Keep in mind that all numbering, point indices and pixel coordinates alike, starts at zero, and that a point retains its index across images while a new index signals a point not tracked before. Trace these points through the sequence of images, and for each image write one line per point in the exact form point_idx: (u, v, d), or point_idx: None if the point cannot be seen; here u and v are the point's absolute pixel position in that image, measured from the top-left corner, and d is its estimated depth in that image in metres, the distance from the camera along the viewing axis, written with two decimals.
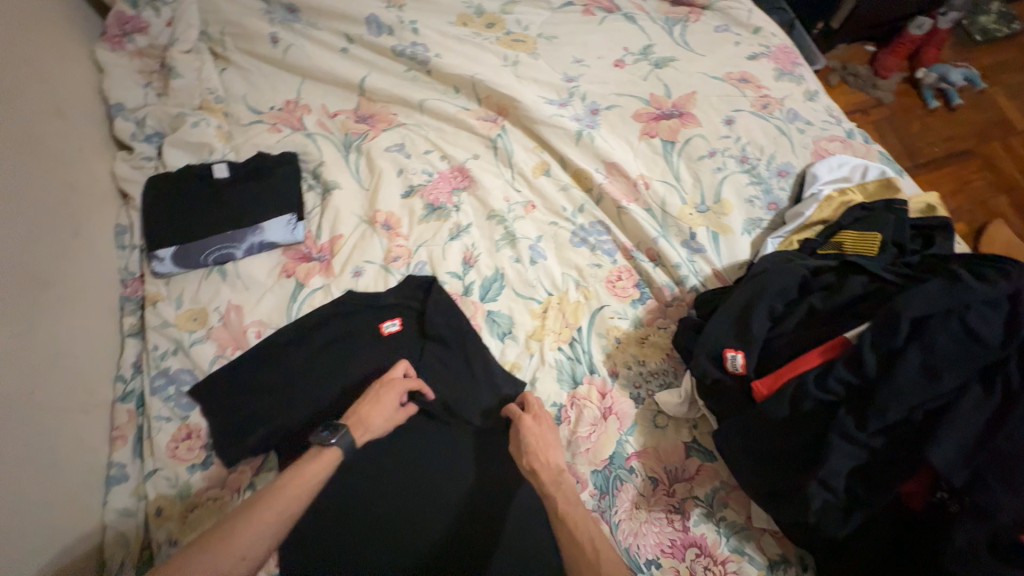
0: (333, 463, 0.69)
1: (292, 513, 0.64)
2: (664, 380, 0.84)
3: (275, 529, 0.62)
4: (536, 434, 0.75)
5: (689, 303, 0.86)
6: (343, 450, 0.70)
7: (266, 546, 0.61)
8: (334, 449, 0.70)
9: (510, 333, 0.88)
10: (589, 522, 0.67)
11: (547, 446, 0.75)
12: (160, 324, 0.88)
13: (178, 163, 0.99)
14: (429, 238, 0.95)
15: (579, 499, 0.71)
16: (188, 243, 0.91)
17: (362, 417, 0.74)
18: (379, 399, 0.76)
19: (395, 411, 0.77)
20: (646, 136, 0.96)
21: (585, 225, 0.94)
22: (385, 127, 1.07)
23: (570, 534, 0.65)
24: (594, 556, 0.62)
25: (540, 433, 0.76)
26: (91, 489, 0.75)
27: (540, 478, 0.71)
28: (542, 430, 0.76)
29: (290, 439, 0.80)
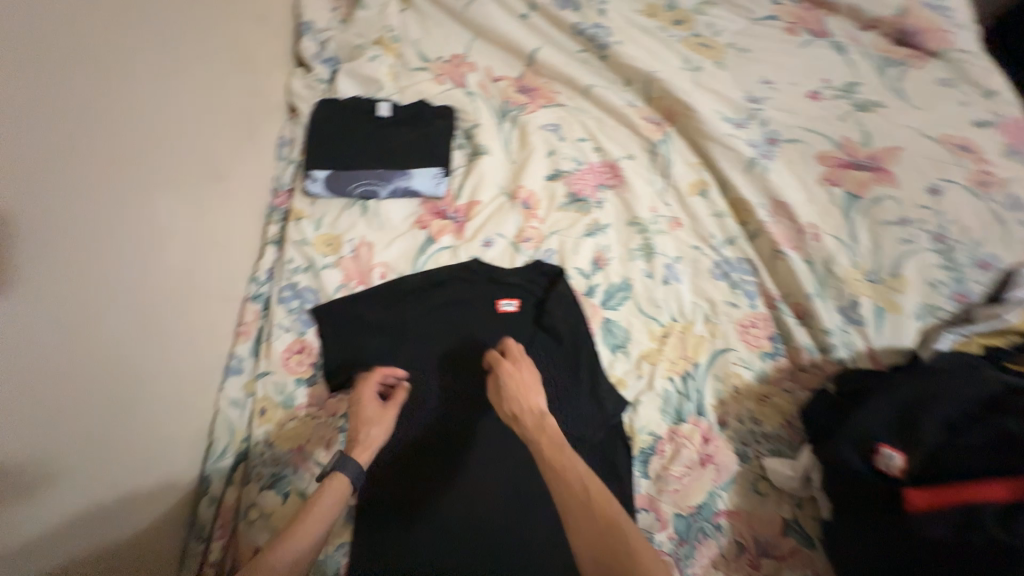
0: (345, 492, 0.65)
1: (314, 543, 0.60)
2: (778, 446, 0.77)
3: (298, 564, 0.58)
4: (520, 377, 0.71)
5: (829, 375, 0.78)
6: (354, 477, 0.66)
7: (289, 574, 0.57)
8: (343, 478, 0.65)
9: (623, 347, 0.84)
10: (573, 466, 0.60)
11: (523, 389, 0.70)
12: (299, 240, 0.92)
13: (346, 92, 1.02)
14: (564, 228, 0.92)
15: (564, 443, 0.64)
16: (341, 171, 0.94)
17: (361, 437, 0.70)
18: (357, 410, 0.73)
19: (373, 407, 0.73)
20: (826, 183, 0.87)
21: (730, 258, 0.88)
22: (544, 104, 1.04)
23: (556, 482, 0.59)
24: (589, 509, 0.55)
25: (518, 375, 0.72)
26: (213, 373, 0.81)
27: (524, 422, 0.66)
28: (520, 374, 0.72)
29: None
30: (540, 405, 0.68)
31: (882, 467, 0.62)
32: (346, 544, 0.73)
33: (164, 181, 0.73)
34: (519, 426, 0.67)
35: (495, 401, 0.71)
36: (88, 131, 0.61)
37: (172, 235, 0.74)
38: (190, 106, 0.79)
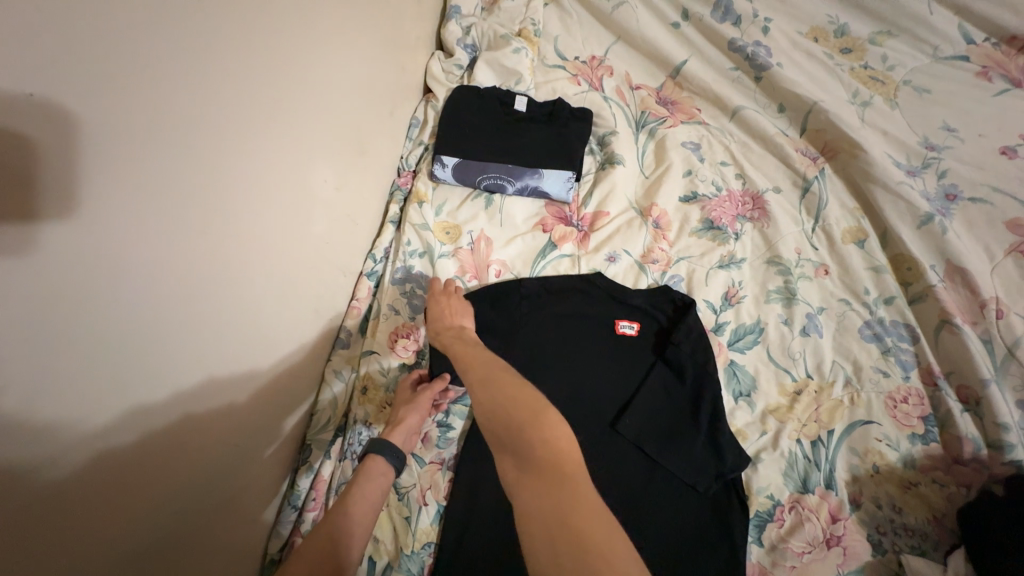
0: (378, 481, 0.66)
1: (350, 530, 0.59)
2: (919, 544, 0.68)
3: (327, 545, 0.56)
4: (437, 307, 0.73)
5: (994, 475, 0.68)
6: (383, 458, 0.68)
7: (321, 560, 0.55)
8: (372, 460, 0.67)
9: (748, 396, 0.77)
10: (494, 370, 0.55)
11: (451, 314, 0.72)
12: (420, 224, 0.90)
13: (483, 81, 1.00)
14: (695, 255, 0.85)
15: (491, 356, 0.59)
16: (470, 160, 0.91)
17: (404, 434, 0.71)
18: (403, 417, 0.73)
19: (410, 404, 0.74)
20: (1018, 255, 0.75)
21: (884, 320, 0.78)
22: (685, 120, 0.98)
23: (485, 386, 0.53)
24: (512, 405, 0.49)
25: (435, 301, 0.74)
26: (325, 344, 0.81)
27: (443, 337, 0.68)
28: (443, 301, 0.75)
29: None
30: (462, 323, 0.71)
31: None
32: (432, 544, 0.70)
33: (326, 150, 0.73)
34: (446, 345, 0.67)
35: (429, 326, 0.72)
36: (278, 91, 0.60)
37: (322, 203, 0.74)
38: (356, 79, 0.79)
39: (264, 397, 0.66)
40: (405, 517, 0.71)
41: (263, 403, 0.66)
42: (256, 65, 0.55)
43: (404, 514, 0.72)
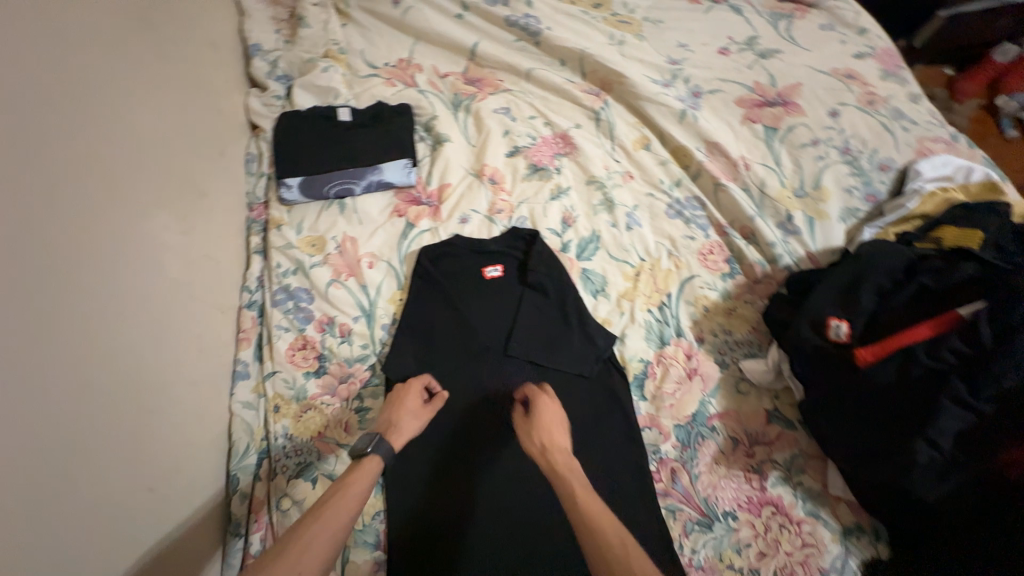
0: (374, 472, 0.66)
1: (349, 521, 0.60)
2: (751, 350, 0.88)
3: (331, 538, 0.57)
4: (550, 420, 0.71)
5: (779, 280, 0.90)
6: (383, 458, 0.67)
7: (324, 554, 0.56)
8: (374, 458, 0.66)
9: (603, 290, 0.93)
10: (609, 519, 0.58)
11: (555, 429, 0.70)
12: (284, 245, 0.96)
13: (304, 104, 1.07)
14: (531, 196, 1.01)
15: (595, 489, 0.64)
16: (313, 175, 0.99)
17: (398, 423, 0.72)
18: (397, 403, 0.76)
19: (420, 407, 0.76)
20: (748, 121, 1.00)
21: (680, 198, 0.99)
22: (492, 91, 1.13)
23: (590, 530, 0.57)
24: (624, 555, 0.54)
25: (544, 407, 0.72)
26: (222, 380, 0.84)
27: (555, 458, 0.66)
28: (549, 412, 0.72)
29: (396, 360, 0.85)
30: (570, 450, 0.68)
31: (834, 338, 0.71)
32: (381, 511, 0.78)
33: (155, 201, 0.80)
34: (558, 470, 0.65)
35: (525, 438, 0.70)
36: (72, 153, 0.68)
37: (170, 249, 0.80)
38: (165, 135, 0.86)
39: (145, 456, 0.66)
40: None
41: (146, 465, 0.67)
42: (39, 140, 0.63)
43: None
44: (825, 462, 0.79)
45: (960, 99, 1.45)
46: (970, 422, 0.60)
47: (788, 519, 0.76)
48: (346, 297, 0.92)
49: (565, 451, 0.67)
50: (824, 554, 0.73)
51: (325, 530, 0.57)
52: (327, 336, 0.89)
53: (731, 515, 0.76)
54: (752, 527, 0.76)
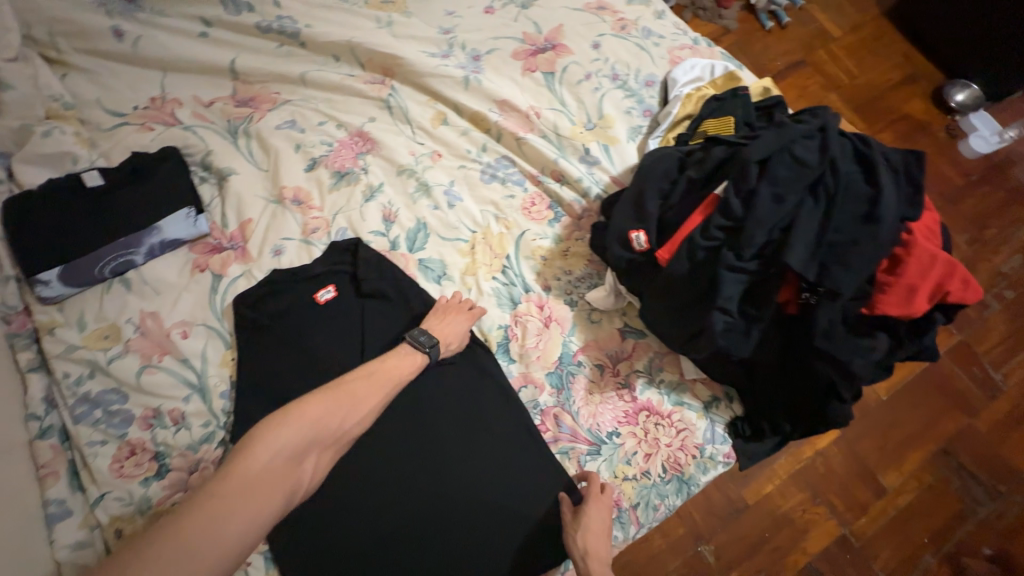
0: (418, 364, 0.76)
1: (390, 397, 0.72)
2: (591, 281, 0.93)
3: (373, 407, 0.69)
4: (593, 516, 0.72)
5: (597, 210, 0.96)
6: (430, 359, 0.78)
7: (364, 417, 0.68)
8: (424, 355, 0.77)
9: (445, 274, 0.92)
10: None
11: (601, 529, 0.72)
12: (65, 350, 0.81)
13: (36, 180, 0.89)
14: (344, 204, 0.95)
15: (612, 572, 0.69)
16: (75, 260, 0.83)
17: (441, 331, 0.81)
18: (446, 319, 0.83)
19: (462, 332, 0.83)
20: (528, 72, 1.03)
21: (491, 162, 1.00)
22: (270, 107, 1.03)
23: None
24: None
25: (594, 506, 0.74)
26: (33, 532, 0.69)
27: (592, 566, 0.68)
28: (597, 509, 0.74)
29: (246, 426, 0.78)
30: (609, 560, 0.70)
31: (639, 248, 0.77)
32: None
33: None
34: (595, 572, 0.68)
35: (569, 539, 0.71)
36: None
37: None
38: None
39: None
40: None
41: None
42: None
43: None
44: (676, 355, 0.88)
45: (725, 4, 1.65)
46: (748, 280, 0.69)
47: (661, 415, 0.84)
48: (167, 380, 0.80)
49: (606, 562, 0.70)
50: (695, 431, 0.83)
51: (372, 393, 0.70)
52: (157, 431, 0.78)
53: (614, 433, 0.82)
54: (635, 436, 0.82)
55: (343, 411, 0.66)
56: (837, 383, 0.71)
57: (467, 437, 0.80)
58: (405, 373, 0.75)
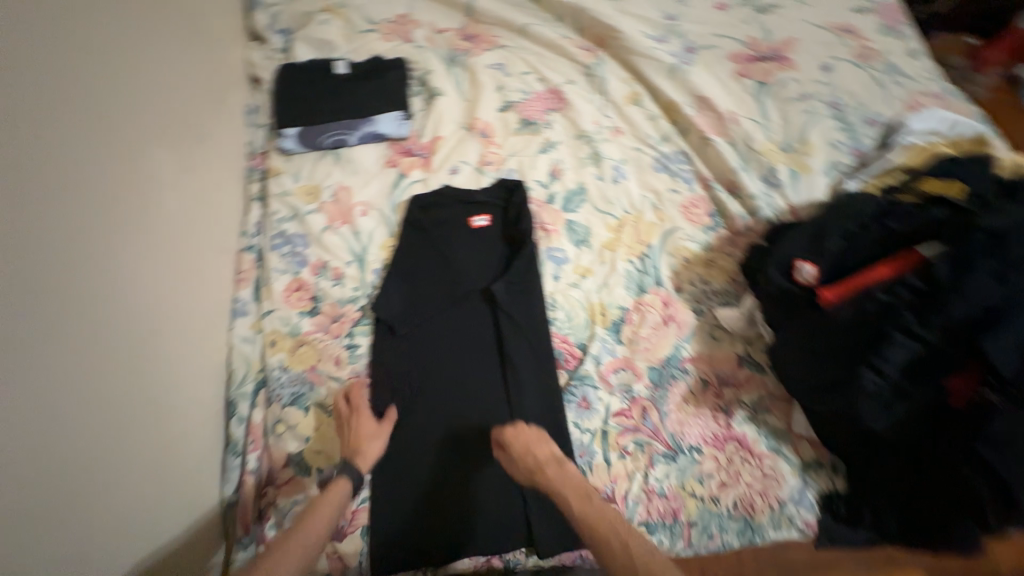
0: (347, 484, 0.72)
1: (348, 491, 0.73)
2: (727, 298, 0.90)
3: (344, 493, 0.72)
4: (519, 441, 0.73)
5: (760, 233, 0.91)
6: (351, 477, 0.73)
7: (340, 501, 0.71)
8: (342, 481, 0.72)
9: (586, 241, 0.96)
10: (636, 533, 0.63)
11: (534, 439, 0.74)
12: (281, 192, 1.00)
13: (303, 57, 1.10)
14: (520, 149, 1.02)
15: (582, 481, 0.71)
16: (311, 126, 1.03)
17: (359, 450, 0.76)
18: (357, 421, 0.80)
19: (375, 421, 0.80)
20: (739, 77, 1.00)
21: (668, 153, 1.00)
22: (487, 47, 1.14)
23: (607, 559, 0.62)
24: (626, 552, 0.61)
25: (517, 436, 0.74)
26: (221, 317, 0.89)
27: (546, 473, 0.70)
28: (519, 429, 0.75)
29: (382, 301, 0.90)
30: (556, 457, 0.72)
31: (801, 280, 0.74)
32: None
33: (151, 137, 0.83)
34: (545, 482, 0.70)
35: (507, 468, 0.74)
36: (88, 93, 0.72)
37: (163, 187, 0.83)
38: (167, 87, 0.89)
39: (135, 376, 0.70)
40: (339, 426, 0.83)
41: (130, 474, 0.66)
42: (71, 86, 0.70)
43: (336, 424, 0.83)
44: (791, 404, 0.82)
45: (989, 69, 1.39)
46: (918, 351, 0.64)
47: (751, 453, 0.80)
48: (340, 243, 0.96)
49: (552, 464, 0.71)
50: (782, 485, 0.78)
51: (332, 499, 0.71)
52: (321, 279, 0.94)
53: (696, 449, 0.81)
54: (716, 460, 0.80)
55: (310, 526, 0.67)
56: (987, 506, 0.64)
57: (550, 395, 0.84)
58: (329, 507, 0.70)
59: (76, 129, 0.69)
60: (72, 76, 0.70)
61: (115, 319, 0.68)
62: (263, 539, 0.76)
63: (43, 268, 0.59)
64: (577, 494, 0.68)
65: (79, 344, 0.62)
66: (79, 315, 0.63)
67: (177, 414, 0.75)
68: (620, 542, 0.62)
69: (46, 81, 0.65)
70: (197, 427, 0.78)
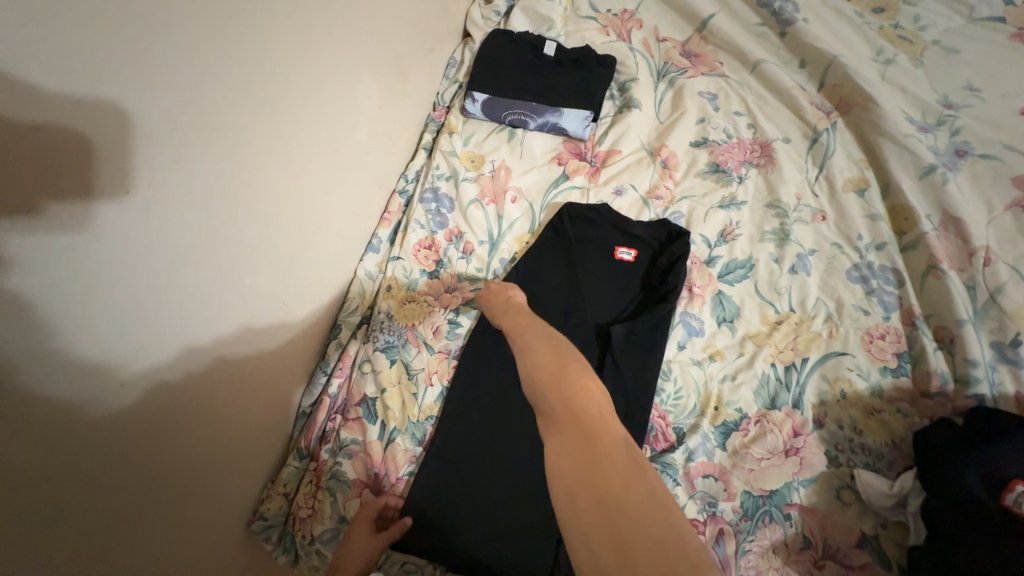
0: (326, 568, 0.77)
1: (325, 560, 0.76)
2: (875, 461, 0.73)
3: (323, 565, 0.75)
4: (490, 289, 0.78)
5: (957, 407, 0.72)
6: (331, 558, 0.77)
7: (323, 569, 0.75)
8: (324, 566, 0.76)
9: (731, 322, 0.84)
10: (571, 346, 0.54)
11: (499, 290, 0.76)
12: (448, 151, 1.01)
13: (518, 27, 1.09)
14: (698, 195, 0.91)
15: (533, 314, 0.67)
16: (498, 97, 1.01)
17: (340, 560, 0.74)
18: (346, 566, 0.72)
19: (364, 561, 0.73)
20: (1018, 208, 0.77)
21: (873, 264, 0.82)
22: (706, 71, 1.02)
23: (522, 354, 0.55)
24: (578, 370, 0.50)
25: (490, 288, 0.78)
26: (357, 247, 0.94)
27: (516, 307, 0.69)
28: (492, 283, 0.78)
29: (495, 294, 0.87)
30: (518, 300, 0.74)
31: (1009, 503, 0.57)
32: (433, 417, 0.83)
33: (370, 67, 0.87)
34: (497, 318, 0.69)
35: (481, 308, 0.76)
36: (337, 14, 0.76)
37: (366, 115, 0.88)
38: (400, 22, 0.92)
39: (283, 274, 0.76)
40: (414, 393, 0.84)
41: (234, 381, 0.68)
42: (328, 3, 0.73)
43: (412, 390, 0.84)
44: None
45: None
46: None
47: None
48: (481, 220, 0.95)
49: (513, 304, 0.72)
50: None
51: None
52: (451, 247, 0.94)
53: None
54: None
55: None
56: None
57: None
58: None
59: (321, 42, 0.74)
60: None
61: (287, 219, 0.74)
62: (317, 459, 0.81)
63: (256, 162, 0.66)
64: (510, 324, 0.64)
65: (256, 233, 0.68)
66: (264, 208, 0.69)
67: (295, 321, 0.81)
68: (558, 356, 0.52)
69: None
70: (307, 339, 0.85)
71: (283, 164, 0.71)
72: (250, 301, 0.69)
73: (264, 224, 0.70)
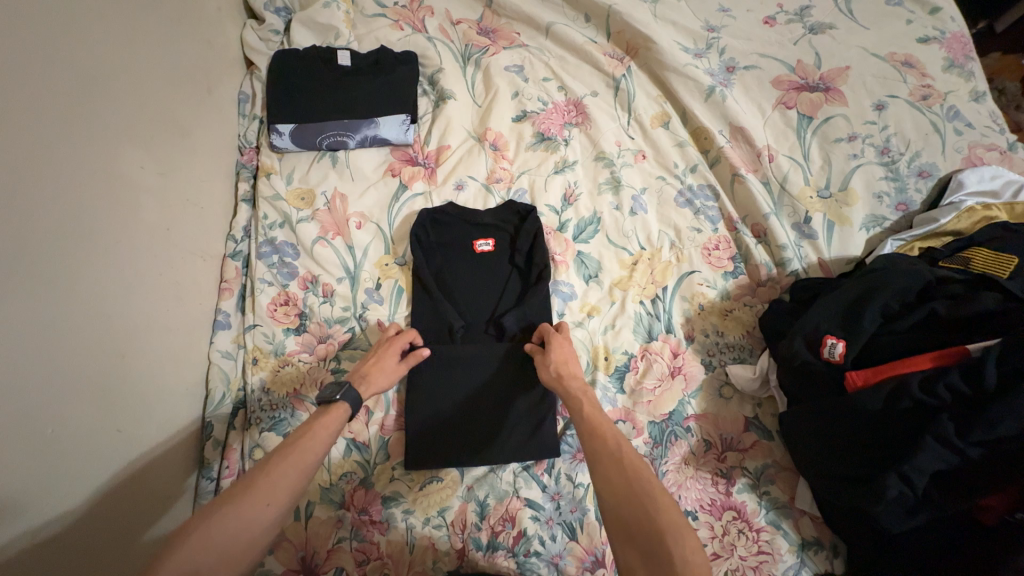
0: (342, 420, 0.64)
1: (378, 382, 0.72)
2: (739, 354, 0.84)
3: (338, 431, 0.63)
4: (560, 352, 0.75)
5: (783, 286, 0.84)
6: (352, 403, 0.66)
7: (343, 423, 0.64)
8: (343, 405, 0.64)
9: (596, 277, 0.89)
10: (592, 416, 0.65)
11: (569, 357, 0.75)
12: (272, 196, 0.92)
13: (304, 43, 1.01)
14: (534, 167, 0.94)
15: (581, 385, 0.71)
16: (306, 123, 0.94)
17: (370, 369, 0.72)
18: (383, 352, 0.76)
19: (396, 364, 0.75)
20: (781, 107, 0.91)
21: (693, 186, 0.92)
22: (506, 45, 1.03)
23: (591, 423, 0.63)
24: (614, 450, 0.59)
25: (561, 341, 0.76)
26: (202, 330, 0.83)
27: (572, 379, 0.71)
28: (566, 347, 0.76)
29: None
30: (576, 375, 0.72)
31: (827, 355, 0.68)
32: (350, 473, 0.78)
33: (137, 134, 0.74)
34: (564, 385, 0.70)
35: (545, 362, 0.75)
36: (68, 89, 0.63)
37: (145, 190, 0.74)
38: (162, 74, 0.80)
39: (103, 410, 0.63)
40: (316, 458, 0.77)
41: None
42: (31, 78, 0.58)
43: None
44: (796, 477, 0.77)
45: None
46: (949, 464, 0.56)
47: (748, 525, 0.74)
48: (332, 257, 0.89)
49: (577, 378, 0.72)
50: (778, 562, 0.72)
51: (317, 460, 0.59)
52: (310, 295, 0.87)
53: (691, 514, 0.75)
54: (711, 529, 0.74)
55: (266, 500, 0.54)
56: None
57: (549, 447, 0.79)
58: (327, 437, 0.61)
59: (63, 131, 0.62)
60: (57, 72, 0.62)
61: (79, 351, 0.60)
62: None
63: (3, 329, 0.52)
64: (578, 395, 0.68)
65: (33, 394, 0.54)
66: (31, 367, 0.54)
67: (144, 444, 0.69)
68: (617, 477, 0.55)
69: (14, 82, 0.56)
70: (170, 455, 0.74)
71: (39, 288, 0.56)
72: (69, 448, 0.58)
73: (50, 376, 0.57)
